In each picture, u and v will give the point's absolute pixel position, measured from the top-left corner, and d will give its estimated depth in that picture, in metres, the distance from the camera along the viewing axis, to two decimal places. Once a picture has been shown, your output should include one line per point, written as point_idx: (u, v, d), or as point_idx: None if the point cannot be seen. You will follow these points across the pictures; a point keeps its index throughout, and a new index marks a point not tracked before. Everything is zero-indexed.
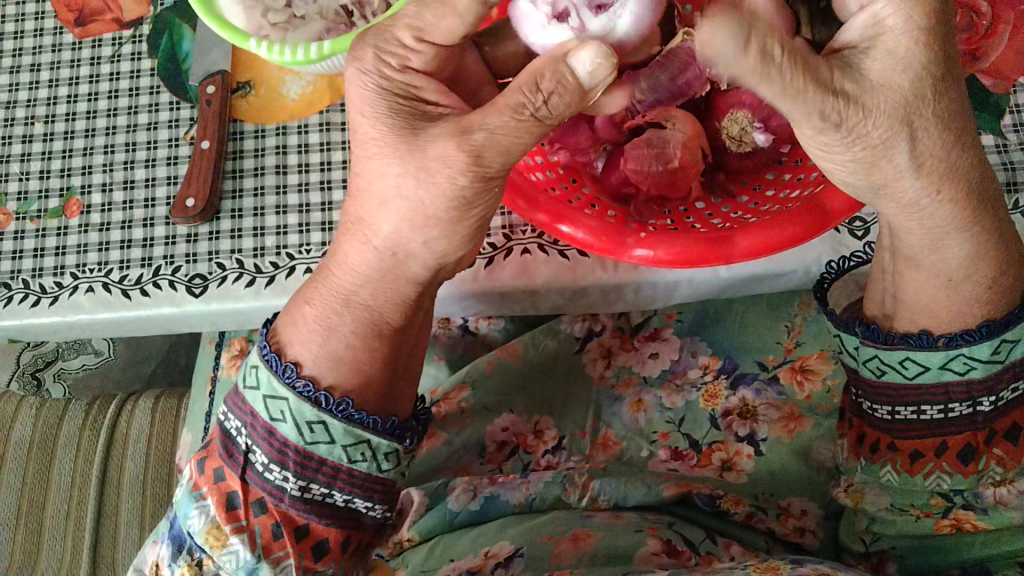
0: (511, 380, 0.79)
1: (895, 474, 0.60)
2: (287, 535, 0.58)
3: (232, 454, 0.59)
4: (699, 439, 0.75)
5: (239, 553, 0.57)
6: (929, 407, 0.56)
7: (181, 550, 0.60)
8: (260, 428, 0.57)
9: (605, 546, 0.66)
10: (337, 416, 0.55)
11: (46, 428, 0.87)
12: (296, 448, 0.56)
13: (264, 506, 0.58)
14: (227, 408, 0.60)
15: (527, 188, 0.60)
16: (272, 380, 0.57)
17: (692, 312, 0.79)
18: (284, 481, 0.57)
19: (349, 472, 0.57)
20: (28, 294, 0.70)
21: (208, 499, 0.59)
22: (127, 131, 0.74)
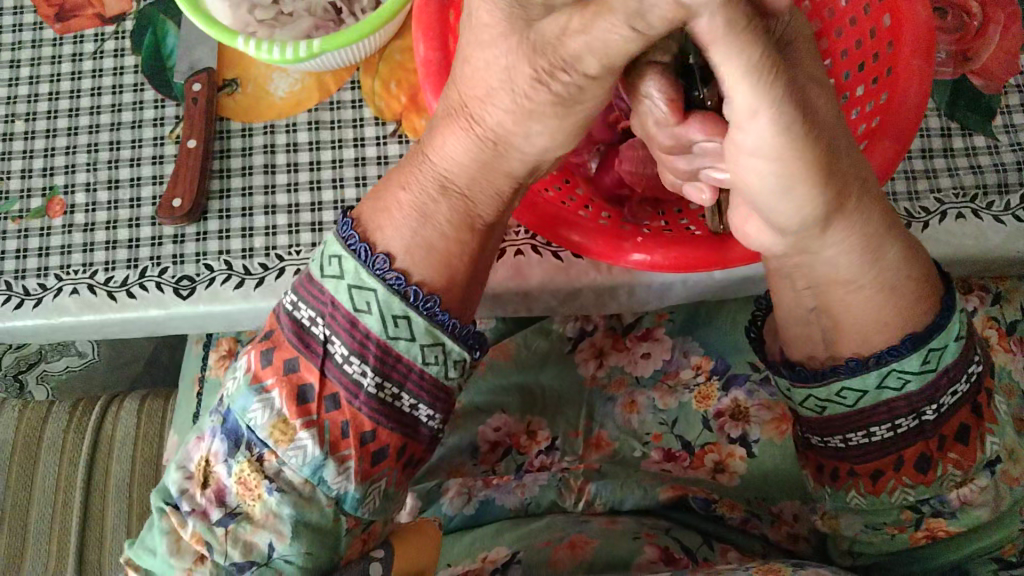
0: (504, 379, 0.79)
1: (861, 498, 0.57)
2: (354, 434, 0.53)
3: (304, 342, 0.53)
4: (692, 440, 0.76)
5: (308, 447, 0.52)
6: (877, 428, 0.54)
7: (239, 445, 0.53)
8: (341, 318, 0.52)
9: (604, 554, 0.65)
10: (422, 313, 0.52)
11: (30, 429, 0.86)
12: (377, 340, 0.52)
13: (337, 402, 0.53)
14: (297, 296, 0.54)
15: (541, 202, 0.60)
16: (359, 269, 0.53)
17: (684, 311, 0.80)
18: (361, 375, 0.52)
19: (420, 375, 0.53)
20: (11, 296, 0.69)
21: (274, 391, 0.53)
22: (111, 130, 0.73)
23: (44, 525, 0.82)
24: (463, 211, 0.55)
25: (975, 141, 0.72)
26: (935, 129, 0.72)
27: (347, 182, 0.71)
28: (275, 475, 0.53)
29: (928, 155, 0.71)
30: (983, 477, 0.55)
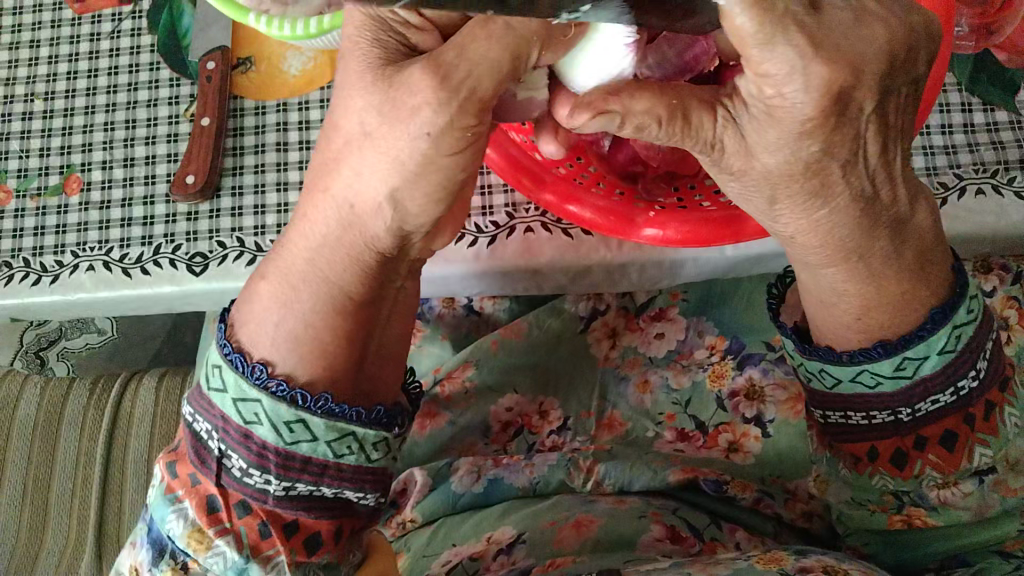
0: (516, 360, 0.79)
1: (847, 471, 0.59)
2: (275, 533, 0.53)
3: (204, 460, 0.54)
4: (706, 421, 0.75)
5: (226, 554, 0.53)
6: (854, 413, 0.55)
7: (163, 554, 0.55)
8: (233, 432, 0.52)
9: (607, 532, 0.65)
10: (317, 413, 0.51)
11: (52, 405, 0.88)
12: (275, 448, 0.52)
13: (248, 508, 0.53)
14: (193, 409, 0.55)
15: (532, 167, 0.59)
16: (241, 381, 0.52)
17: (697, 290, 0.78)
18: (265, 483, 0.52)
19: (335, 468, 0.53)
20: (28, 273, 0.70)
21: (186, 503, 0.54)
22: (127, 108, 0.74)
23: (65, 497, 0.84)
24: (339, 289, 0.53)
25: (996, 116, 0.70)
26: (955, 104, 0.71)
27: None
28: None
29: (948, 131, 0.70)
30: (968, 483, 0.56)
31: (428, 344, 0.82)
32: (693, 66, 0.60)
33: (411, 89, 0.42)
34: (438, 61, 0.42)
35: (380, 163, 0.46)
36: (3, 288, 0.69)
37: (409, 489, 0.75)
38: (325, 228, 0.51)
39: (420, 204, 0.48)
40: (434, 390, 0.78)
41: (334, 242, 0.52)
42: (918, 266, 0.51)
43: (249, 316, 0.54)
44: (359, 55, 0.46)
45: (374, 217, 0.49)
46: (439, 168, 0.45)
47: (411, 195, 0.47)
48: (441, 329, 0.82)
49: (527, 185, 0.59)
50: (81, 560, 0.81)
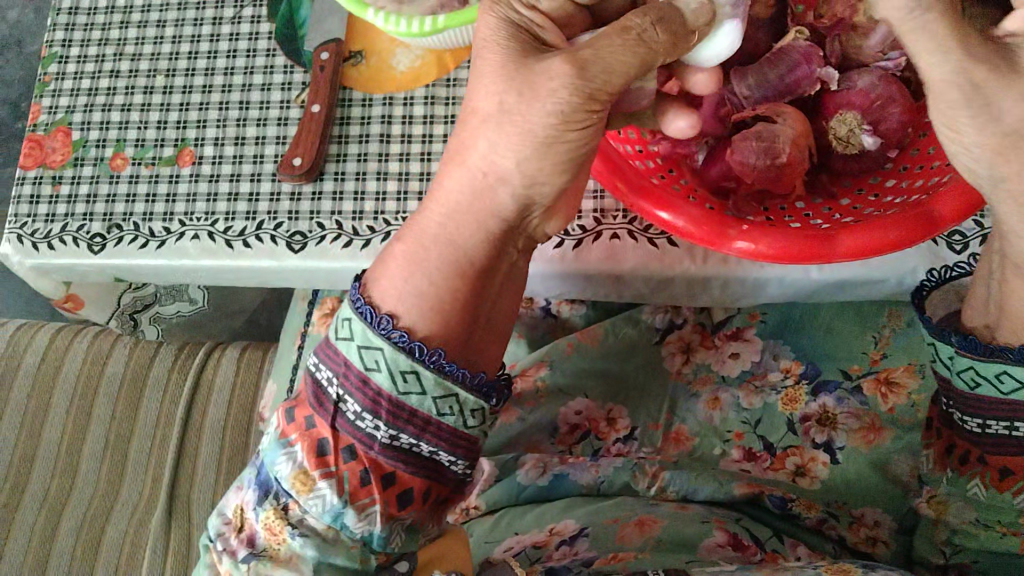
0: (591, 364, 0.80)
1: (982, 489, 0.59)
2: (374, 482, 0.54)
3: (322, 401, 0.55)
4: (774, 442, 0.75)
5: (326, 497, 0.54)
6: (1022, 424, 0.53)
7: (267, 495, 0.55)
8: (353, 378, 0.53)
9: (671, 532, 0.66)
10: (429, 366, 0.52)
11: (137, 367, 0.92)
12: (389, 397, 0.52)
13: (354, 453, 0.54)
14: (317, 357, 0.56)
15: (629, 173, 0.60)
16: (366, 331, 0.53)
17: (776, 313, 0.79)
18: (374, 430, 0.53)
19: (437, 426, 0.54)
20: (137, 236, 0.74)
21: (298, 445, 0.55)
22: (243, 90, 0.78)
23: (142, 458, 0.88)
24: (455, 256, 0.55)
25: None
26: None
27: None
28: (298, 524, 0.54)
29: None
30: None
31: None
32: (794, 89, 0.65)
33: (551, 73, 0.47)
34: (576, 56, 0.47)
35: (501, 136, 0.50)
36: (114, 249, 0.74)
37: (474, 478, 0.76)
38: (455, 193, 0.54)
39: (546, 173, 0.51)
40: None
41: (468, 210, 0.54)
42: None
43: (376, 274, 0.56)
44: (496, 47, 0.50)
45: (502, 184, 0.52)
46: (568, 142, 0.49)
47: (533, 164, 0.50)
48: (518, 327, 0.84)
49: (622, 189, 0.60)
50: (151, 517, 0.84)
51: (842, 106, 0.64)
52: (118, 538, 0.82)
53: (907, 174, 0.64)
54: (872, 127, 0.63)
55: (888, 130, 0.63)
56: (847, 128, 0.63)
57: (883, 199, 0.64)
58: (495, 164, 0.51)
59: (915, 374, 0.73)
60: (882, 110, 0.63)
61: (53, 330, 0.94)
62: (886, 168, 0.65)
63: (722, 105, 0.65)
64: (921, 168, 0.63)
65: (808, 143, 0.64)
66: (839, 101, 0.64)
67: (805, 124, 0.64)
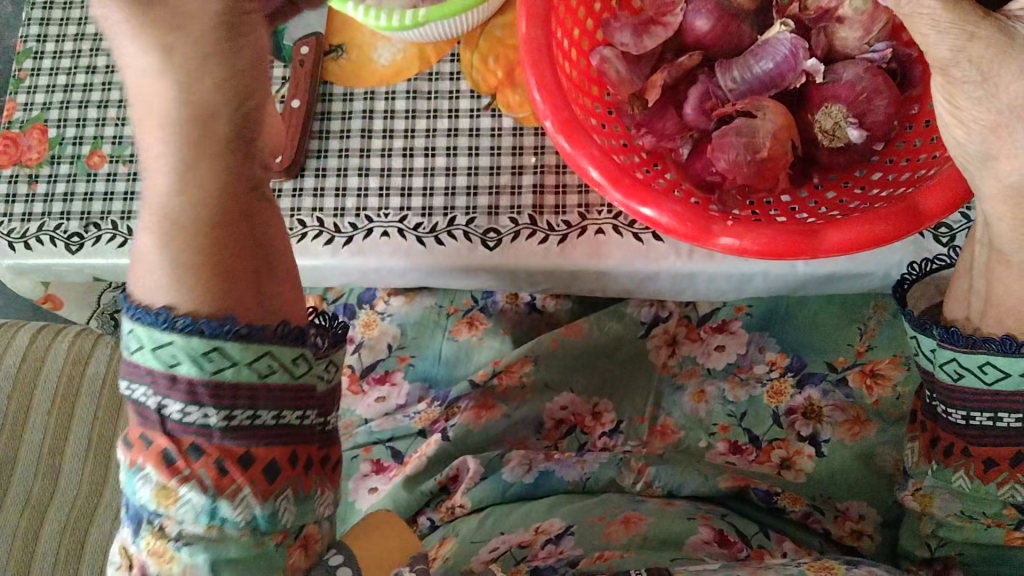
0: (577, 359, 0.80)
1: (967, 480, 0.59)
2: (231, 468, 0.49)
3: (144, 415, 0.49)
4: (760, 435, 0.75)
5: (193, 500, 0.49)
6: (1007, 415, 0.54)
7: (141, 523, 0.50)
8: (159, 381, 0.48)
9: (657, 531, 0.66)
10: (227, 337, 0.48)
11: (120, 367, 0.91)
12: (203, 384, 0.48)
13: (200, 450, 0.49)
14: (125, 380, 0.50)
15: (592, 145, 0.59)
16: (149, 330, 0.48)
17: (762, 305, 0.79)
18: (205, 419, 0.49)
19: (266, 388, 0.50)
20: (115, 235, 0.73)
21: (146, 466, 0.49)
22: None
23: None
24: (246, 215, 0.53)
25: None
26: None
27: (439, 151, 0.73)
28: (180, 537, 0.49)
29: None
30: None
31: (488, 337, 0.83)
32: (777, 82, 0.65)
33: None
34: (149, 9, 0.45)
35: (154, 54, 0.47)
36: (92, 249, 0.73)
37: (460, 475, 0.75)
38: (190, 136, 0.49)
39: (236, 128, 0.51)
40: (491, 381, 0.79)
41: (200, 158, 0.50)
42: None
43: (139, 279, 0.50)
44: None
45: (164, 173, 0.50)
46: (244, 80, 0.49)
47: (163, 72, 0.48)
48: (502, 322, 0.83)
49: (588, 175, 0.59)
50: None
51: (828, 99, 0.64)
52: (104, 535, 0.83)
53: (892, 166, 0.64)
54: (858, 120, 0.63)
55: (873, 123, 0.63)
56: (832, 121, 0.63)
57: (868, 192, 0.63)
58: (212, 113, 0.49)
59: (900, 366, 0.74)
60: (868, 102, 0.63)
61: (34, 330, 0.92)
62: (871, 160, 0.65)
63: (707, 99, 0.66)
64: (907, 160, 0.63)
65: (791, 135, 0.63)
66: (824, 93, 0.64)
67: (787, 116, 0.63)
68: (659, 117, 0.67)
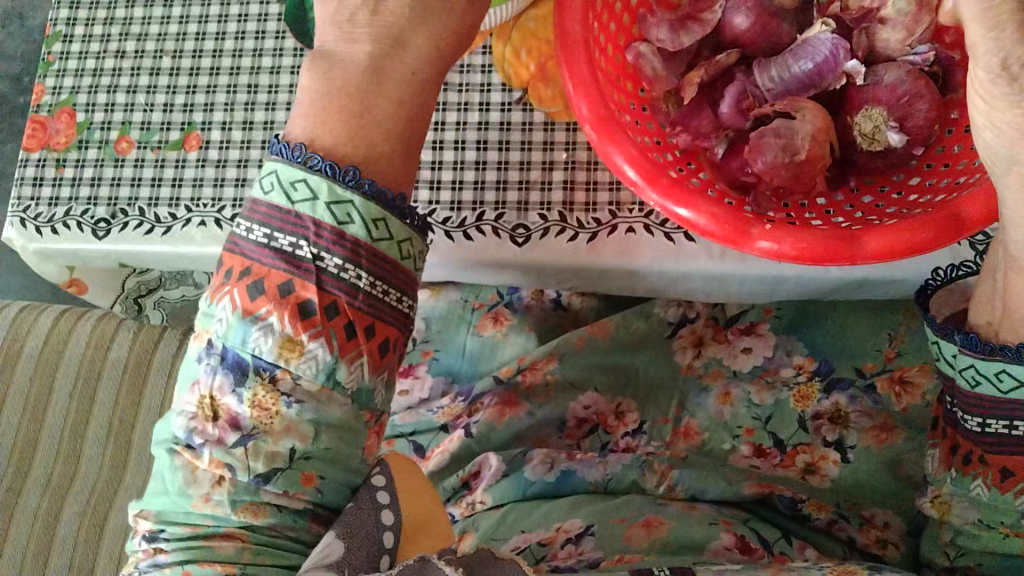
0: (601, 358, 0.79)
1: (985, 489, 0.58)
2: (359, 333, 0.52)
3: (284, 257, 0.51)
4: (784, 439, 0.74)
5: (319, 357, 0.51)
6: (1023, 423, 0.54)
7: (246, 374, 0.51)
8: (285, 217, 0.51)
9: (677, 536, 0.66)
10: (365, 195, 0.51)
11: (141, 351, 0.91)
12: (365, 245, 0.51)
13: (336, 309, 0.51)
14: (249, 218, 0.52)
15: (625, 144, 0.58)
16: (288, 163, 0.52)
17: (790, 308, 0.78)
18: (342, 271, 0.51)
19: (375, 253, 0.52)
20: (143, 222, 0.73)
21: (271, 317, 0.51)
22: (251, 73, 0.76)
23: (146, 444, 0.87)
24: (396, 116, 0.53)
25: None
26: None
27: (469, 145, 0.72)
28: (292, 390, 0.52)
29: None
30: None
31: (513, 334, 0.82)
32: (816, 83, 0.64)
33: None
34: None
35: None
36: (120, 235, 0.73)
37: (481, 472, 0.75)
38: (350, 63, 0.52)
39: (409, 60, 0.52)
40: (515, 378, 0.79)
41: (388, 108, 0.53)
42: None
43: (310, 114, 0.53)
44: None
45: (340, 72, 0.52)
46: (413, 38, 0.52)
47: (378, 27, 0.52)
48: (527, 319, 0.83)
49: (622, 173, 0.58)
50: None
51: (868, 101, 0.63)
52: (124, 519, 0.83)
53: (932, 171, 0.62)
54: (899, 124, 0.62)
55: (915, 127, 0.62)
56: (873, 124, 0.62)
57: (907, 198, 0.62)
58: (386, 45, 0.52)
59: (930, 373, 0.72)
60: (910, 105, 0.62)
61: (57, 312, 0.92)
62: (910, 165, 0.64)
63: (745, 98, 0.65)
64: (947, 165, 0.62)
65: (829, 138, 0.62)
66: (865, 96, 0.63)
67: (826, 118, 0.62)
68: (695, 115, 0.65)
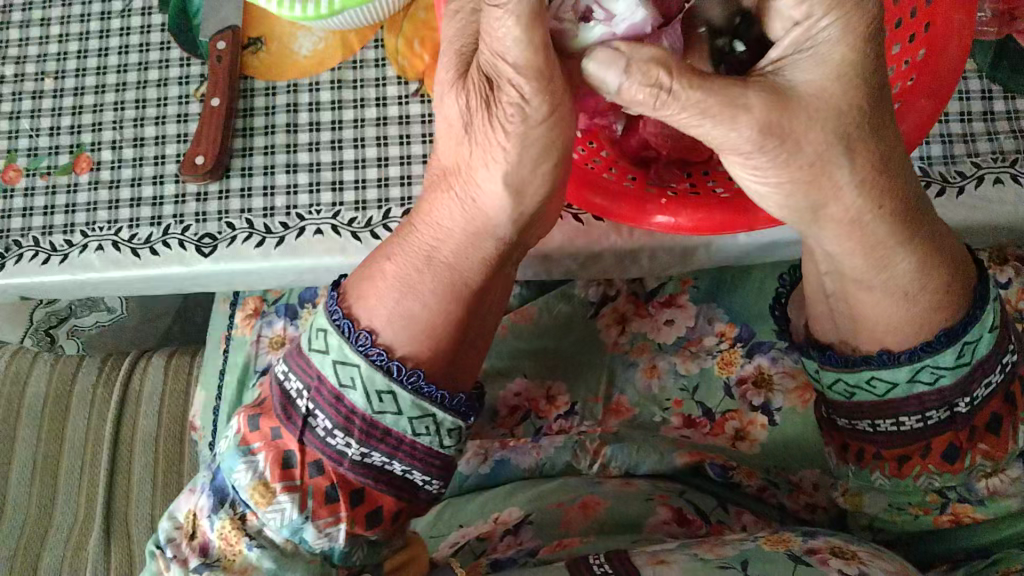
0: (526, 343, 0.78)
1: (885, 479, 0.57)
2: (342, 499, 0.52)
3: (291, 413, 0.53)
4: (713, 407, 0.75)
5: (287, 511, 0.52)
6: (907, 417, 0.53)
7: (223, 502, 0.54)
8: (326, 394, 0.52)
9: (613, 513, 0.66)
10: (406, 387, 0.51)
11: (60, 384, 0.88)
12: (363, 415, 0.51)
13: (322, 467, 0.52)
14: (289, 366, 0.54)
15: None
16: (343, 346, 0.52)
17: (708, 278, 0.78)
18: (346, 446, 0.52)
19: (411, 445, 0.52)
20: (38, 251, 0.70)
21: (259, 455, 0.53)
22: (137, 88, 0.73)
23: (74, 477, 0.84)
24: (444, 274, 0.53)
25: (1017, 105, 0.69)
26: (975, 92, 0.70)
27: (369, 142, 0.70)
28: (256, 534, 0.53)
29: (967, 119, 0.69)
30: (1014, 468, 0.57)
31: None
32: None
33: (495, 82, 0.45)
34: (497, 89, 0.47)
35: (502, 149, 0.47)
36: (14, 267, 0.69)
37: None
38: (444, 216, 0.53)
39: (534, 175, 0.49)
40: None
41: (468, 240, 0.53)
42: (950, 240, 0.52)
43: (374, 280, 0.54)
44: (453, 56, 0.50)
45: (496, 205, 0.50)
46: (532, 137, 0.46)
47: (526, 172, 0.48)
48: None
49: None
50: (88, 538, 0.81)
51: None
52: (57, 564, 0.79)
53: None
54: None
55: None
56: None
57: None
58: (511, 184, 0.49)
59: None
60: None
61: None
62: None
63: None
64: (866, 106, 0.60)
65: None
66: None
67: None
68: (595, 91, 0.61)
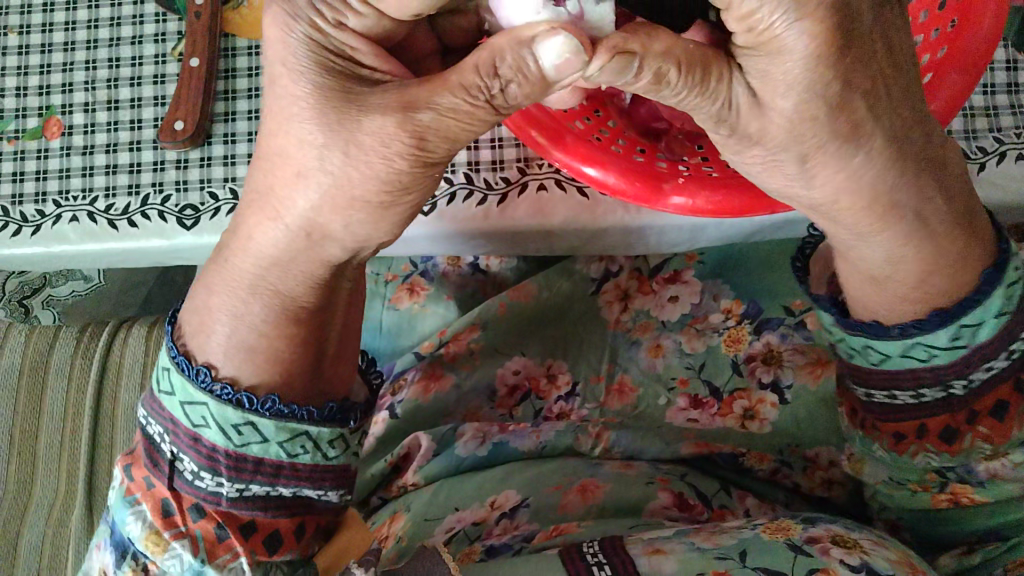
0: (524, 322, 0.75)
1: (885, 452, 0.56)
2: (233, 536, 0.51)
3: (157, 462, 0.52)
4: (721, 386, 0.72)
5: (183, 556, 0.51)
6: (900, 391, 0.52)
7: (125, 555, 0.52)
8: (183, 436, 0.51)
9: (614, 499, 0.65)
10: (265, 414, 0.50)
11: (35, 357, 0.84)
12: (225, 452, 0.50)
13: (202, 510, 0.52)
14: (147, 412, 0.53)
15: (550, 124, 0.54)
16: (186, 386, 0.51)
17: (715, 252, 0.75)
18: (218, 486, 0.51)
19: (293, 467, 0.51)
20: (8, 223, 0.65)
21: (143, 504, 0.52)
22: (110, 45, 0.68)
23: (53, 450, 0.81)
24: (277, 305, 0.51)
25: None
26: (1000, 62, 0.66)
27: None
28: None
29: (991, 91, 0.66)
30: (1017, 454, 0.52)
31: (431, 304, 0.78)
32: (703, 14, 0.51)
33: (384, 139, 0.40)
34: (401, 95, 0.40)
35: (324, 199, 0.43)
36: None
37: (412, 453, 0.72)
38: (271, 249, 0.48)
39: (381, 233, 0.46)
40: (437, 351, 0.74)
41: (291, 261, 0.48)
42: (964, 237, 0.49)
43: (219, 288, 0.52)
44: (300, 80, 0.41)
45: (331, 242, 0.46)
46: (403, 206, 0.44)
47: (371, 226, 0.45)
48: (445, 288, 0.78)
49: (540, 142, 0.54)
50: (70, 516, 0.78)
51: None
52: (39, 536, 0.76)
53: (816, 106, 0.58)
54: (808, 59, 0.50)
55: None
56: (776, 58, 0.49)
57: None
58: (319, 223, 0.45)
59: None
60: None
61: None
62: None
63: None
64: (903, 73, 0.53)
65: None
66: None
67: None
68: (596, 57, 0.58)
